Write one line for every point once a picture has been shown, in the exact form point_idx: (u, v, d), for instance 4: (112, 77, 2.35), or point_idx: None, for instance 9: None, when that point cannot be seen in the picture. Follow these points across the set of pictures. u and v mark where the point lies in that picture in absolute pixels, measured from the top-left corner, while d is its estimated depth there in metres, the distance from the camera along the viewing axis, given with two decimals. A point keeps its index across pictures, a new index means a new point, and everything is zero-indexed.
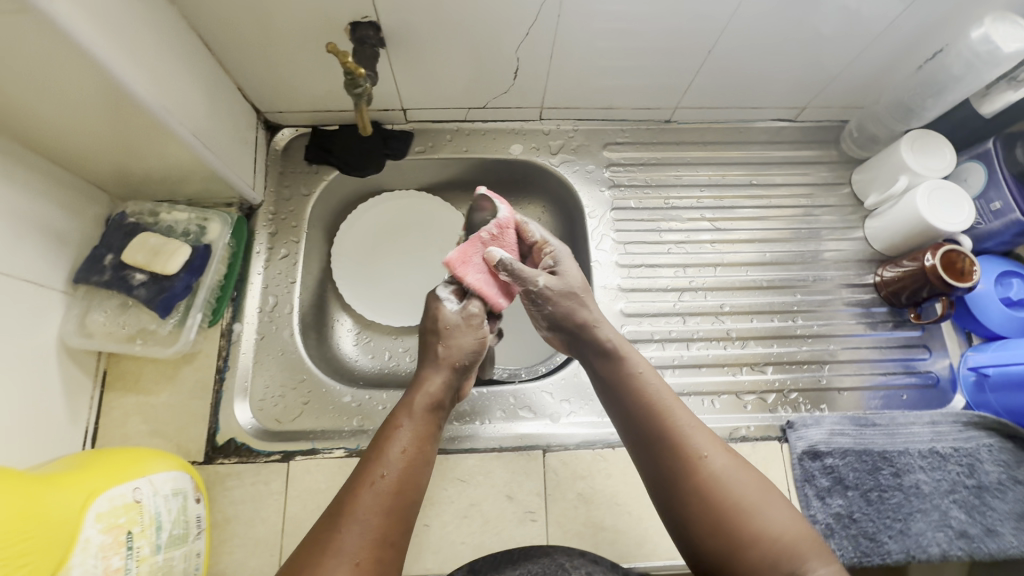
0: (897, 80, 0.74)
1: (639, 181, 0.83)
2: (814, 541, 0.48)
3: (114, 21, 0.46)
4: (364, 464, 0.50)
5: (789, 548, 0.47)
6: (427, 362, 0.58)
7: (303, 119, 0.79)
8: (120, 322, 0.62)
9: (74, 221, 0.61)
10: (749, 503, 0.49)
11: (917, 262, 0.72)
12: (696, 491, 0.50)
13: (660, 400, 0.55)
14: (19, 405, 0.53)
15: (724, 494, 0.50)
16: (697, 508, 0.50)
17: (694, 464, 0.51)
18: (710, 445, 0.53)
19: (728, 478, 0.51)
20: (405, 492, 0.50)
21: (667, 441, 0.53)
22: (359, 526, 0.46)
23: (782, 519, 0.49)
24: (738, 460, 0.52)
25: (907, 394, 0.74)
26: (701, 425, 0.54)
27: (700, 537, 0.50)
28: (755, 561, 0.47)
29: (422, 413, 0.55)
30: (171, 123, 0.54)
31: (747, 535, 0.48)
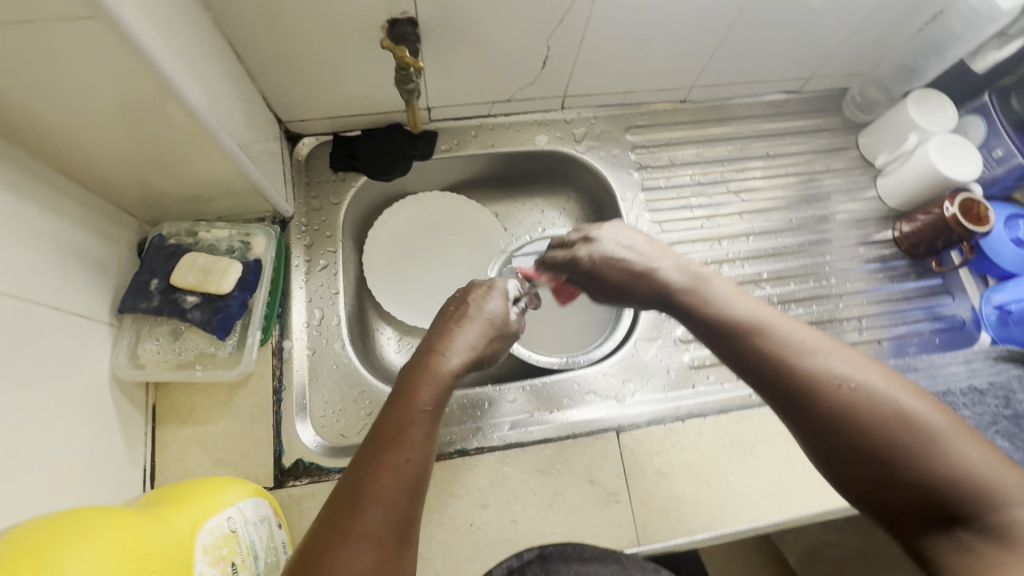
0: (895, 44, 0.79)
1: (662, 161, 0.85)
2: (1001, 472, 0.38)
3: (165, 27, 0.45)
4: (377, 444, 0.45)
5: (972, 479, 0.37)
6: (445, 341, 0.56)
7: (324, 127, 0.77)
8: (175, 350, 0.60)
9: (105, 246, 0.58)
10: (912, 422, 0.40)
11: (934, 213, 0.77)
12: (829, 414, 0.42)
13: (766, 318, 0.49)
14: (79, 445, 0.49)
15: (873, 413, 0.41)
16: (835, 433, 0.42)
17: (822, 382, 0.43)
18: (838, 358, 0.44)
19: (873, 393, 0.41)
20: (420, 474, 0.45)
21: (780, 360, 0.46)
22: (381, 509, 0.41)
23: (958, 445, 0.39)
24: (878, 372, 0.43)
25: (937, 337, 0.79)
26: (825, 339, 0.46)
27: (844, 465, 0.42)
28: (908, 493, 0.39)
29: (440, 391, 0.51)
30: (216, 129, 0.52)
31: (908, 462, 0.39)
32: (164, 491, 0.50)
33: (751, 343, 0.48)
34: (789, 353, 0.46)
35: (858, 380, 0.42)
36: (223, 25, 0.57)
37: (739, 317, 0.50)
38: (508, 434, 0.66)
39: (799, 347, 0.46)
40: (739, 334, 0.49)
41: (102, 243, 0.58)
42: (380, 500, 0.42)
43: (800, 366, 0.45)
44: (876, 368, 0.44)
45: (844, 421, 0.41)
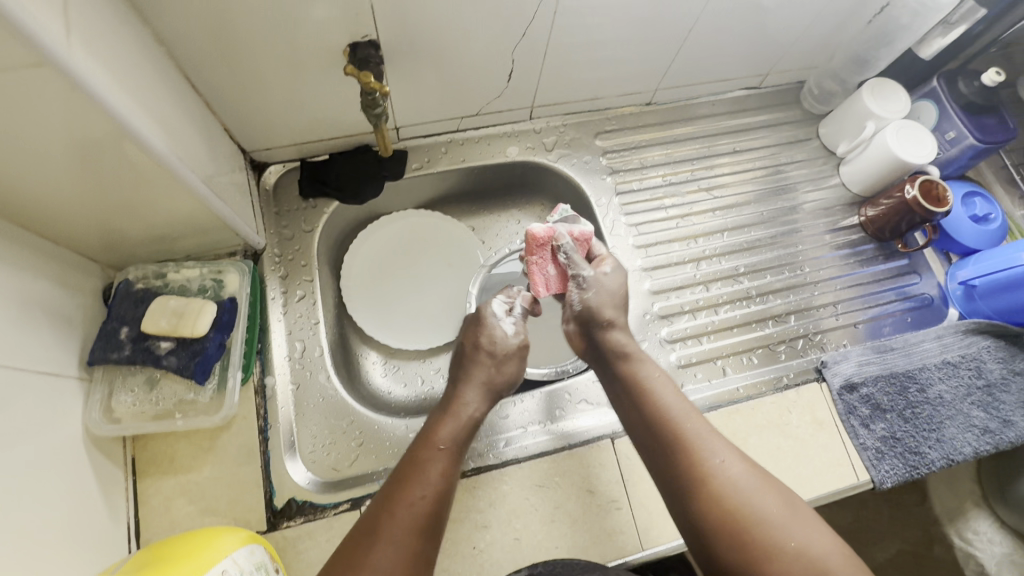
0: (847, 37, 0.81)
1: (633, 165, 0.86)
2: (841, 557, 0.49)
3: (116, 69, 0.43)
4: (399, 483, 0.52)
5: (815, 562, 0.48)
6: (468, 382, 0.63)
7: (290, 153, 0.75)
8: (150, 399, 0.57)
9: (68, 297, 0.55)
10: (775, 517, 0.50)
11: (896, 196, 0.80)
12: (716, 500, 0.52)
13: (674, 410, 0.58)
14: (58, 511, 0.47)
15: (747, 503, 0.51)
16: (716, 518, 0.51)
17: (709, 474, 0.53)
18: (726, 453, 0.54)
19: (746, 486, 0.52)
20: (435, 514, 0.51)
21: (684, 449, 0.55)
22: (394, 545, 0.48)
23: (805, 535, 0.49)
24: (754, 470, 0.54)
25: (910, 316, 0.82)
26: (715, 434, 0.57)
27: (718, 549, 0.51)
28: (774, 573, 0.48)
29: (461, 434, 0.58)
30: (178, 168, 0.50)
31: (767, 547, 0.49)
32: (154, 551, 0.48)
33: (660, 433, 0.57)
34: (690, 444, 0.55)
35: (738, 474, 0.53)
36: (178, 59, 0.55)
37: (657, 406, 0.58)
38: (504, 451, 0.66)
39: (698, 440, 0.55)
40: (651, 424, 0.58)
41: (66, 294, 0.55)
42: (395, 537, 0.48)
43: (695, 456, 0.54)
44: (752, 465, 0.54)
45: (723, 508, 0.51)
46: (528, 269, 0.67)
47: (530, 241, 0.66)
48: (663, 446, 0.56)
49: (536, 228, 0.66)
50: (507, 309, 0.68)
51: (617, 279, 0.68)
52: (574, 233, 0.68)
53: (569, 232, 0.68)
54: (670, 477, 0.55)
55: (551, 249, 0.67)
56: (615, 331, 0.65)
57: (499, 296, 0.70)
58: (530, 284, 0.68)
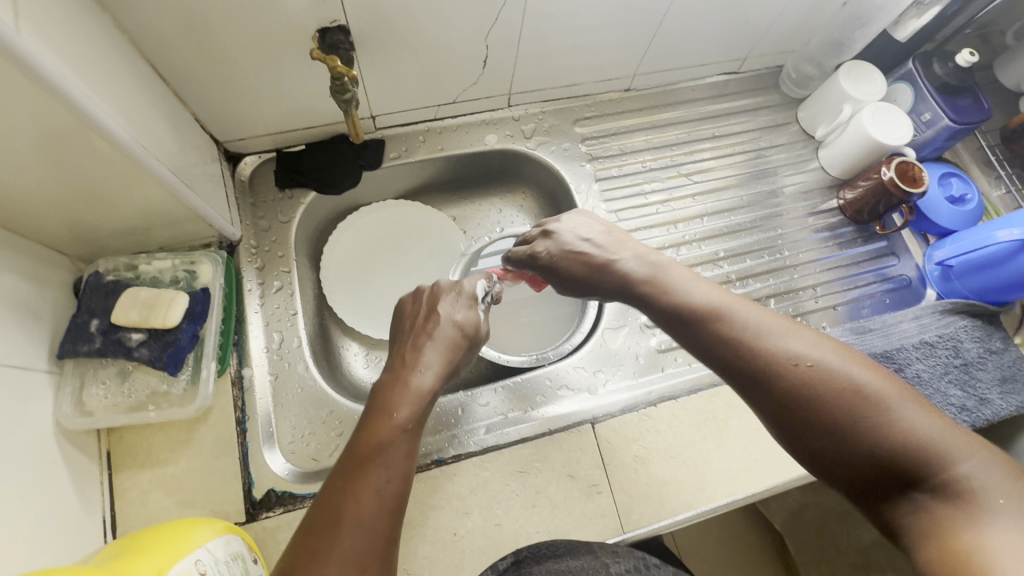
0: (824, 20, 0.81)
1: (613, 151, 0.86)
2: (956, 432, 0.39)
3: (72, 55, 0.42)
4: (354, 468, 0.46)
5: (928, 445, 0.38)
6: (420, 357, 0.57)
7: (265, 144, 0.74)
8: (123, 392, 0.57)
9: (37, 291, 0.55)
10: (867, 393, 0.41)
11: (874, 178, 0.80)
12: (792, 392, 0.43)
13: (731, 306, 0.50)
14: (29, 504, 0.46)
15: (835, 390, 0.42)
16: (800, 410, 0.42)
17: (782, 366, 0.44)
18: (794, 337, 0.46)
19: (830, 370, 0.43)
20: (398, 494, 0.45)
21: (750, 342, 0.47)
22: (362, 530, 0.42)
23: (912, 413, 0.40)
24: (832, 348, 0.45)
25: (888, 298, 0.82)
26: (786, 323, 0.48)
27: (811, 441, 0.42)
28: (880, 457, 0.39)
29: (419, 411, 0.52)
30: (143, 157, 0.50)
31: (865, 432, 0.40)
32: (128, 541, 0.48)
33: (721, 328, 0.49)
34: (756, 337, 0.47)
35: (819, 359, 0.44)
36: (142, 46, 0.55)
37: (704, 304, 0.52)
38: (484, 438, 0.66)
39: (764, 331, 0.47)
40: (705, 326, 0.50)
41: (35, 287, 0.54)
42: (357, 526, 0.42)
43: (759, 350, 0.46)
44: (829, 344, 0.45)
45: (805, 397, 0.42)
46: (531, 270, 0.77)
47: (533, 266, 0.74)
48: (721, 350, 0.48)
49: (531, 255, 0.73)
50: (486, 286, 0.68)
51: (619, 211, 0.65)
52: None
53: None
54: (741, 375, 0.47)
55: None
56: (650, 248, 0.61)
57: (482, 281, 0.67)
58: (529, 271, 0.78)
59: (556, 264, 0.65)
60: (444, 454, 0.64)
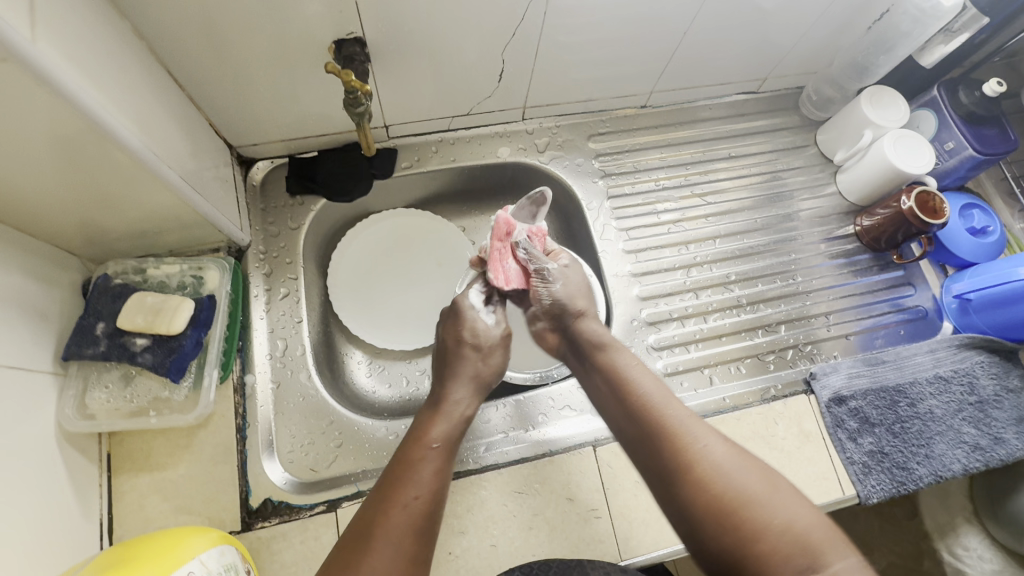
0: (847, 43, 0.80)
1: (627, 168, 0.85)
2: (832, 533, 0.44)
3: (87, 63, 0.42)
4: (394, 482, 0.50)
5: (805, 539, 0.43)
6: (457, 378, 0.60)
7: (277, 150, 0.74)
8: (126, 396, 0.57)
9: (46, 293, 0.55)
10: (760, 493, 0.46)
11: (892, 207, 0.78)
12: (695, 487, 0.47)
13: (658, 397, 0.54)
14: (27, 506, 0.46)
15: (732, 486, 0.46)
16: (702, 504, 0.47)
17: (693, 459, 0.49)
18: (707, 434, 0.51)
19: (729, 467, 0.48)
20: (434, 511, 0.49)
21: (668, 436, 0.51)
22: (392, 545, 0.45)
23: (790, 512, 0.45)
24: (737, 449, 0.50)
25: (903, 329, 0.80)
26: (697, 418, 0.53)
27: (709, 534, 0.46)
28: (766, 552, 0.43)
29: (454, 431, 0.56)
30: (154, 164, 0.50)
31: (753, 527, 0.44)
32: (121, 550, 0.48)
33: (645, 420, 0.53)
34: (673, 430, 0.51)
35: (723, 455, 0.49)
36: (160, 53, 0.55)
37: (636, 393, 0.55)
38: (483, 456, 0.65)
39: (681, 424, 0.52)
40: (635, 410, 0.54)
41: (43, 288, 0.55)
42: (396, 539, 0.46)
43: (678, 442, 0.50)
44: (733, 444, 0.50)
45: (707, 490, 0.47)
46: (489, 258, 0.66)
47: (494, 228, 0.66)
48: (647, 433, 0.52)
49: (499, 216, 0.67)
50: (484, 300, 0.66)
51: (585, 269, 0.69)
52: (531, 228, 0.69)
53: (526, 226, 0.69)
54: (659, 466, 0.51)
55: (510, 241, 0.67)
56: (589, 323, 0.63)
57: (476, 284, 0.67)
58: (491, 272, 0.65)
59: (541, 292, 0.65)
60: None
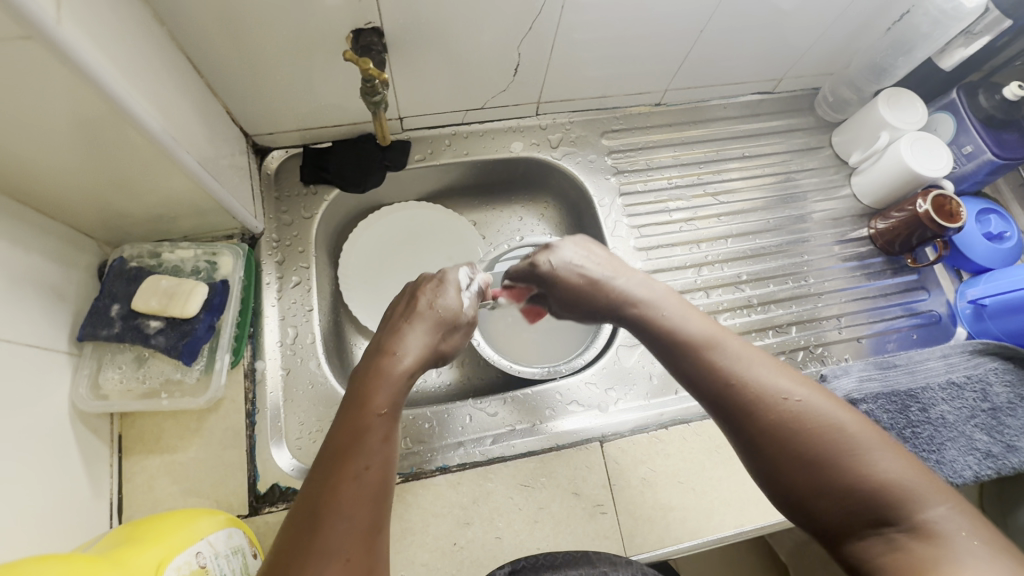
0: (865, 45, 0.79)
1: (640, 165, 0.85)
2: (925, 478, 0.39)
3: (110, 46, 0.43)
4: (338, 455, 0.42)
5: (897, 488, 0.38)
6: (399, 339, 0.53)
7: (292, 139, 0.75)
8: (138, 378, 0.58)
9: (63, 274, 0.56)
10: (840, 437, 0.40)
11: (908, 210, 0.77)
12: (766, 429, 0.42)
13: (715, 339, 0.48)
14: (39, 482, 0.47)
15: (812, 432, 0.41)
16: (771, 446, 0.42)
17: (763, 404, 0.43)
18: (773, 374, 0.44)
19: (808, 410, 0.42)
20: (388, 477, 0.43)
21: (733, 379, 0.45)
22: (343, 521, 0.39)
23: (876, 456, 0.39)
24: (810, 389, 0.43)
25: (915, 333, 0.80)
26: (765, 356, 0.46)
27: (785, 480, 0.41)
28: (842, 499, 0.39)
29: (400, 396, 0.48)
30: (172, 149, 0.50)
31: (832, 475, 0.39)
32: (130, 529, 0.48)
33: (703, 363, 0.47)
34: (731, 371, 0.45)
35: (793, 398, 0.42)
36: (180, 40, 0.55)
37: (690, 338, 0.49)
38: (490, 448, 0.65)
39: (740, 365, 0.45)
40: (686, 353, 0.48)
41: (60, 269, 0.55)
42: (349, 516, 0.39)
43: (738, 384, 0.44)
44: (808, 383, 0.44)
45: (780, 438, 0.41)
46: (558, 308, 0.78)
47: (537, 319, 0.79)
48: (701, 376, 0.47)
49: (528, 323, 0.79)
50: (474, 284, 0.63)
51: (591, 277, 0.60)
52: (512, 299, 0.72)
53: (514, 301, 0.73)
54: (718, 410, 0.45)
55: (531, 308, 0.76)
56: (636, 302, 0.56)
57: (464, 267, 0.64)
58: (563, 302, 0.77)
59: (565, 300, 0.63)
60: (450, 462, 0.64)
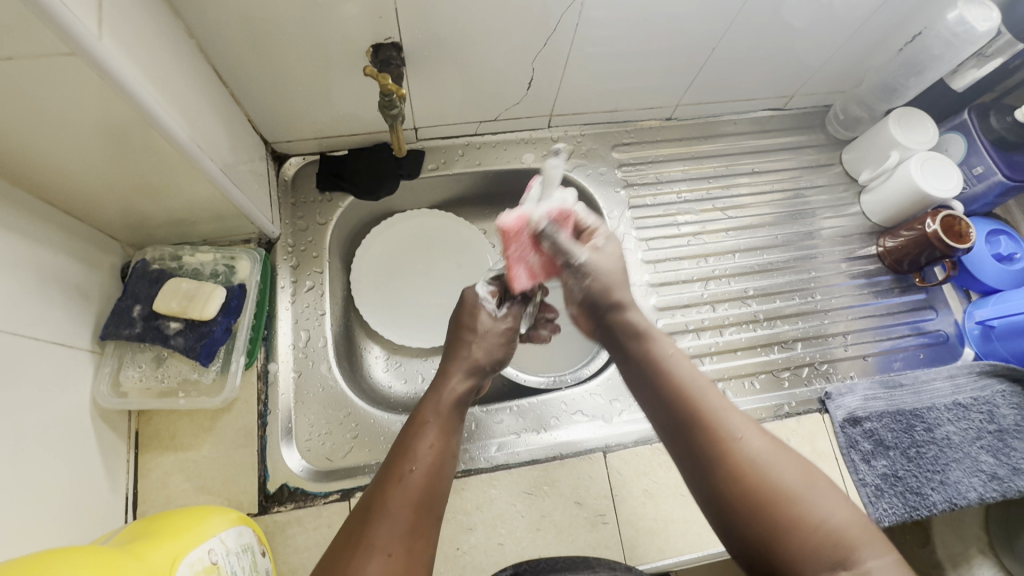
0: (877, 64, 0.80)
1: (649, 179, 0.86)
2: (866, 530, 0.43)
3: (144, 60, 0.45)
4: (390, 462, 0.48)
5: (837, 536, 0.42)
6: (459, 364, 0.58)
7: (310, 147, 0.77)
8: (156, 377, 0.59)
9: (87, 274, 0.58)
10: (797, 490, 0.45)
11: (917, 230, 0.78)
12: (735, 474, 0.46)
13: (692, 385, 0.52)
14: (59, 476, 0.49)
15: (767, 481, 0.45)
16: (735, 494, 0.45)
17: (731, 447, 0.47)
18: (743, 426, 0.48)
19: (769, 462, 0.46)
20: (436, 487, 0.48)
21: (702, 425, 0.49)
22: (390, 520, 0.44)
23: (825, 508, 0.44)
24: (773, 443, 0.48)
25: (922, 352, 0.80)
26: (735, 408, 0.50)
27: (739, 525, 0.45)
28: (796, 547, 0.42)
29: (451, 415, 0.54)
30: (198, 157, 0.52)
31: (790, 523, 0.43)
32: (144, 524, 0.50)
33: (676, 410, 0.51)
34: (708, 419, 0.49)
35: (760, 448, 0.47)
36: (208, 52, 0.57)
37: (675, 381, 0.52)
38: (495, 455, 0.66)
39: (717, 414, 0.49)
40: (668, 398, 0.51)
41: (86, 270, 0.58)
42: (394, 514, 0.44)
43: (712, 432, 0.48)
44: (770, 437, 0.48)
45: (744, 484, 0.45)
46: (507, 261, 0.58)
47: (504, 235, 0.55)
48: (680, 421, 0.50)
49: (506, 218, 0.55)
50: (494, 295, 0.64)
51: (618, 255, 0.61)
52: (553, 212, 0.57)
53: (546, 211, 0.57)
54: (691, 454, 0.49)
55: (529, 235, 0.57)
56: (629, 310, 0.58)
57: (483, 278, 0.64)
58: (511, 272, 0.59)
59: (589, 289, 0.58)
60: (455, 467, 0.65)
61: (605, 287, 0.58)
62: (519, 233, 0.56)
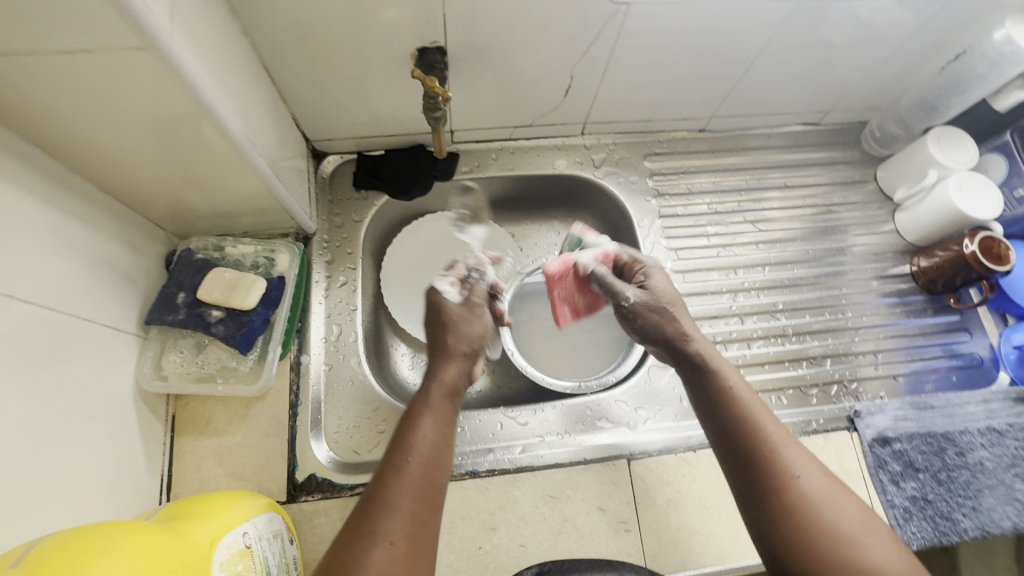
0: (918, 82, 0.79)
1: (680, 189, 0.86)
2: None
3: (208, 58, 0.47)
4: (390, 451, 0.48)
5: None
6: (443, 353, 0.56)
7: (349, 146, 0.78)
8: (196, 363, 0.61)
9: (136, 261, 0.60)
10: (852, 535, 0.45)
11: (954, 250, 0.77)
12: (789, 508, 0.47)
13: (757, 417, 0.52)
14: (101, 454, 0.50)
15: (822, 519, 0.46)
16: (786, 524, 0.46)
17: (790, 481, 0.48)
18: (805, 464, 0.49)
19: (825, 500, 0.47)
20: (436, 475, 0.48)
21: (760, 455, 0.49)
22: (394, 511, 0.44)
23: (878, 557, 0.44)
24: (834, 486, 0.48)
25: (955, 375, 0.78)
26: (797, 443, 0.51)
27: (786, 558, 0.46)
28: None
29: (449, 402, 0.53)
30: (249, 153, 0.54)
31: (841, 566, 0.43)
32: (182, 504, 0.51)
33: (738, 438, 0.51)
34: (770, 450, 0.49)
35: (816, 487, 0.47)
36: (262, 52, 0.60)
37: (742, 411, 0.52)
38: (520, 457, 0.66)
39: (778, 448, 0.50)
40: (732, 425, 0.52)
41: (134, 257, 0.60)
42: (397, 506, 0.44)
43: (770, 465, 0.49)
44: (822, 472, 0.49)
45: (799, 517, 0.46)
46: (553, 303, 0.69)
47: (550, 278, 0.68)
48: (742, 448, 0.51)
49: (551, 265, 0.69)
50: (457, 283, 0.61)
51: (667, 281, 0.61)
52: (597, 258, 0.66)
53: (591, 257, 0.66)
54: (747, 480, 0.50)
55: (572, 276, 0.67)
56: (688, 337, 0.58)
57: (439, 274, 0.62)
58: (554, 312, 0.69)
59: (642, 329, 0.60)
60: (480, 467, 0.65)
61: (654, 324, 0.59)
62: (568, 273, 0.67)
